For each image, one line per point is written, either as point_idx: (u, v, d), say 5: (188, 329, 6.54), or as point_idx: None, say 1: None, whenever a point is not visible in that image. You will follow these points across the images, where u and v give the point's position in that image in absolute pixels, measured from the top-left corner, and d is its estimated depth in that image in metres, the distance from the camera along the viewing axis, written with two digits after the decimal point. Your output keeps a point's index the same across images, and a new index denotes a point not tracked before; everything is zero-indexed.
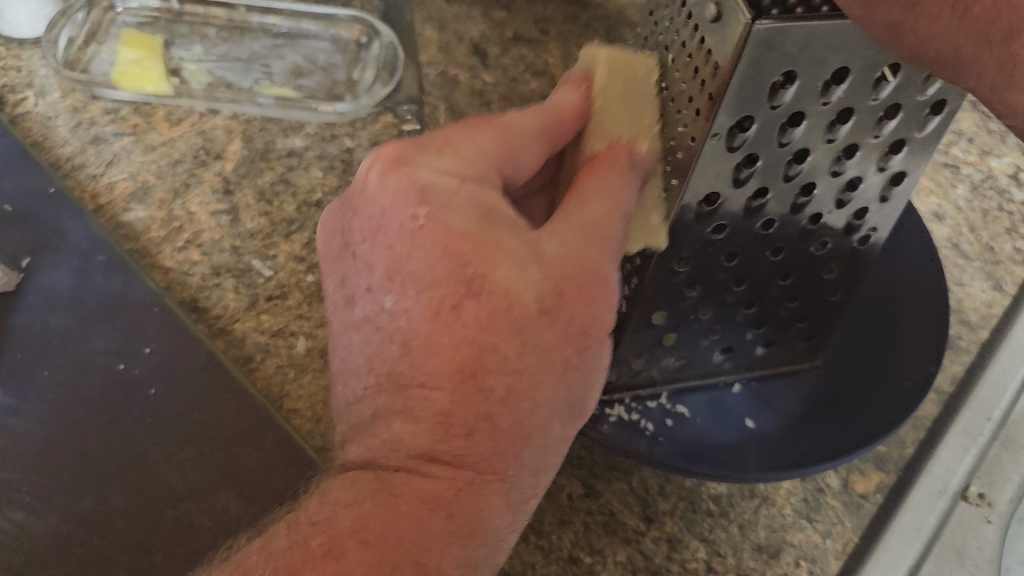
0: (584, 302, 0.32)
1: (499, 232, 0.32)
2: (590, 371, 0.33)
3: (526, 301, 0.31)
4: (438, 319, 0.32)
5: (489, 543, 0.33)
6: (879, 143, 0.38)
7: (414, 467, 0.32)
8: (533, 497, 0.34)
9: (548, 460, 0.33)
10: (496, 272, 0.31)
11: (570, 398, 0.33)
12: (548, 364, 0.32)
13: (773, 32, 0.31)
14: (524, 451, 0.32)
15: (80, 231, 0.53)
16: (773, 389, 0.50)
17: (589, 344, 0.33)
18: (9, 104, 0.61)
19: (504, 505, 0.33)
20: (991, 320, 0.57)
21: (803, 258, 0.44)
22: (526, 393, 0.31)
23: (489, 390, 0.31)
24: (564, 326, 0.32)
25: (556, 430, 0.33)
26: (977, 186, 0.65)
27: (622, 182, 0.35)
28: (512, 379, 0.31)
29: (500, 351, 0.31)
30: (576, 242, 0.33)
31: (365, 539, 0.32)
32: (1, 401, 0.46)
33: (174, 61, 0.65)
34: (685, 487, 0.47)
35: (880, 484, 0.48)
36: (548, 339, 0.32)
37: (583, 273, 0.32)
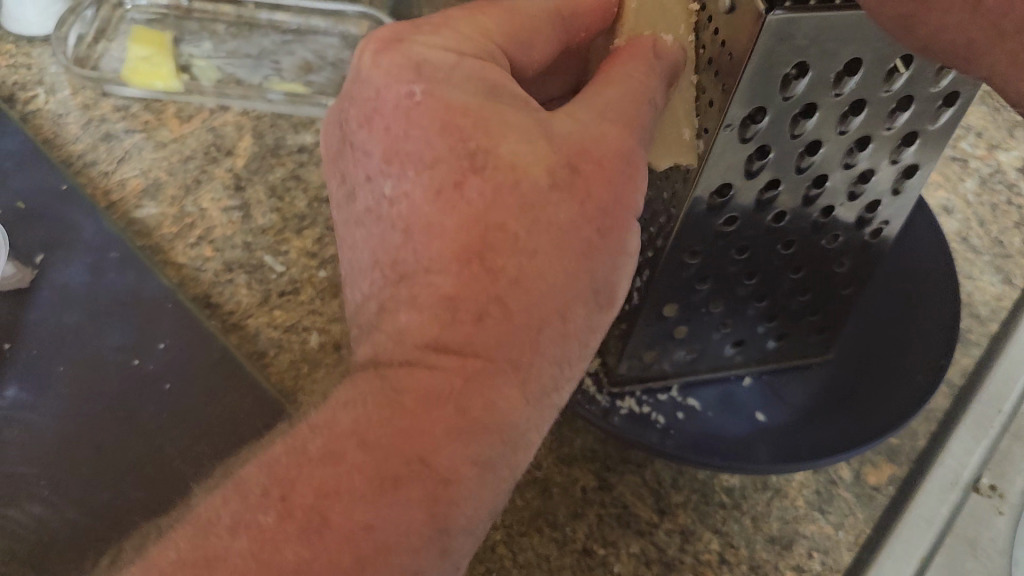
0: (597, 179, 0.32)
1: (501, 109, 0.32)
2: (614, 254, 0.32)
3: (537, 175, 0.31)
4: (444, 200, 0.31)
5: (506, 447, 0.31)
6: (892, 135, 0.38)
7: (421, 359, 0.30)
8: (562, 390, 0.32)
9: (570, 350, 0.32)
10: (499, 151, 0.31)
11: (589, 283, 0.32)
12: (563, 245, 0.31)
13: (786, 23, 0.31)
14: (544, 339, 0.31)
15: (93, 228, 0.53)
16: (784, 383, 0.50)
17: (609, 223, 0.32)
18: (19, 102, 0.61)
19: (520, 389, 0.31)
20: (1001, 312, 0.57)
21: (814, 252, 0.44)
22: (537, 273, 0.30)
23: (497, 268, 0.30)
24: (574, 199, 0.31)
25: (576, 319, 0.31)
26: (986, 180, 0.65)
27: (647, 74, 0.35)
28: (522, 258, 0.30)
29: (509, 230, 0.30)
30: (583, 130, 0.32)
31: (369, 441, 0.30)
32: (17, 396, 0.47)
33: (184, 58, 0.65)
34: (697, 480, 0.47)
35: (891, 476, 0.49)
36: (564, 216, 0.31)
37: (599, 156, 0.32)
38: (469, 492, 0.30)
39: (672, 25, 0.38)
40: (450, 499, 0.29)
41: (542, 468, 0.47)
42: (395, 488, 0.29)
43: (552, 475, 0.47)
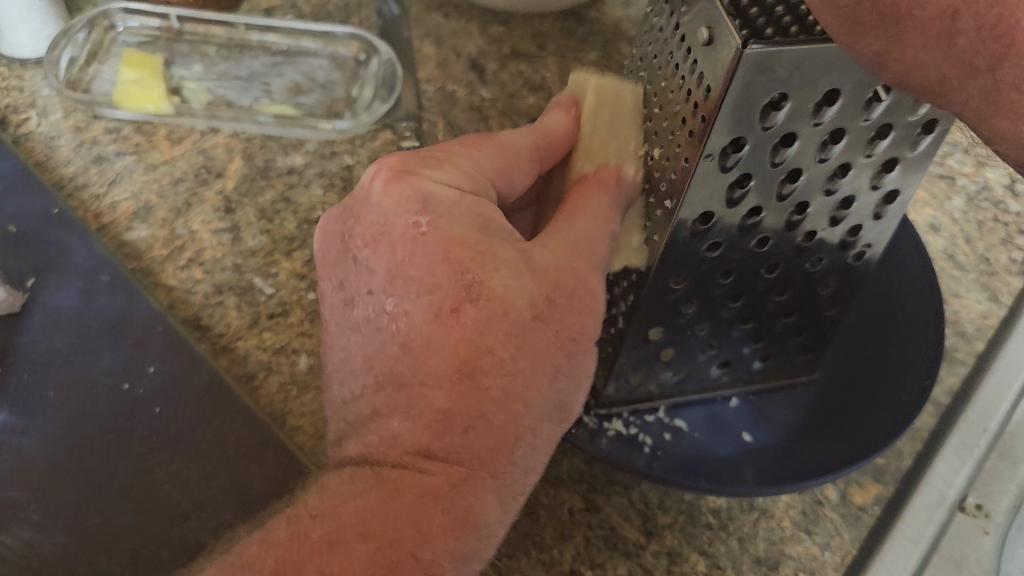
0: (570, 310, 0.37)
1: (494, 242, 0.37)
2: (571, 375, 0.37)
3: (522, 308, 0.36)
4: (444, 321, 0.35)
5: (483, 537, 0.35)
6: (872, 161, 0.39)
7: (410, 463, 0.35)
8: (522, 496, 0.37)
9: (536, 459, 0.37)
10: (491, 281, 0.36)
11: (558, 400, 0.37)
12: (543, 367, 0.36)
13: (764, 56, 0.32)
14: (512, 453, 0.36)
15: (83, 251, 0.53)
16: (771, 402, 0.50)
17: (577, 351, 0.38)
18: (12, 125, 0.62)
19: (496, 494, 0.36)
20: (987, 330, 0.57)
21: (798, 275, 0.45)
22: (516, 391, 0.35)
23: (485, 387, 0.35)
24: (552, 330, 0.37)
25: (545, 431, 0.37)
26: (973, 197, 0.66)
27: (609, 212, 0.40)
28: (505, 381, 0.35)
29: (496, 354, 0.35)
30: (561, 259, 0.38)
31: (367, 531, 0.34)
32: (8, 420, 0.47)
33: (175, 80, 0.65)
34: (685, 501, 0.47)
35: (877, 496, 0.49)
36: (539, 344, 0.36)
37: (577, 291, 0.38)
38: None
39: (625, 143, 0.43)
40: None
41: (530, 489, 0.47)
42: (398, 571, 0.33)
43: (540, 497, 0.47)
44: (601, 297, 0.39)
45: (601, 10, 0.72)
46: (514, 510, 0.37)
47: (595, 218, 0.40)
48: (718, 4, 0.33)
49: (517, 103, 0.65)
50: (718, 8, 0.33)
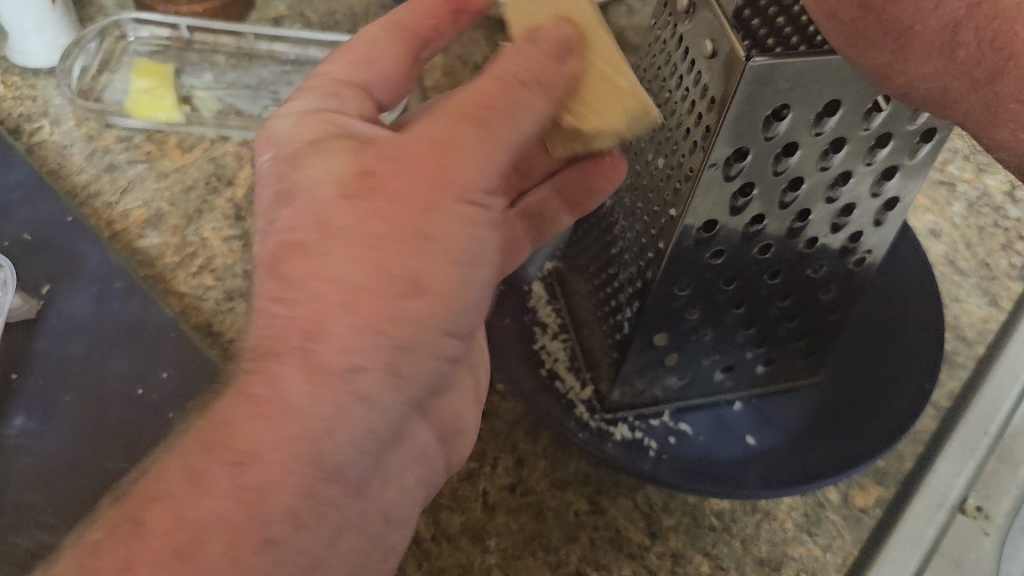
0: (395, 175, 0.32)
1: (329, 137, 0.34)
2: (413, 235, 0.31)
3: (330, 189, 0.31)
4: (274, 234, 0.32)
5: (309, 426, 0.31)
6: (872, 170, 0.40)
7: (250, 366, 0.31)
8: (357, 378, 0.31)
9: (389, 326, 0.31)
10: (306, 169, 0.33)
11: (387, 271, 0.31)
12: (354, 246, 0.31)
13: (767, 68, 0.32)
14: (347, 318, 0.30)
15: (97, 258, 0.54)
16: (774, 406, 0.51)
17: (414, 216, 0.31)
18: (25, 133, 0.62)
19: (303, 372, 0.30)
20: (987, 334, 0.58)
21: (800, 281, 0.45)
22: (331, 271, 0.31)
23: (290, 280, 0.31)
24: (365, 202, 0.31)
25: (389, 304, 0.31)
26: (973, 203, 0.66)
27: (518, 63, 0.34)
28: (319, 262, 0.31)
29: (302, 244, 0.31)
30: (408, 136, 0.33)
31: (184, 452, 0.31)
32: (25, 424, 0.48)
33: (185, 89, 0.66)
34: (688, 504, 0.48)
35: (879, 498, 0.50)
36: (350, 221, 0.31)
37: (414, 159, 0.32)
38: (280, 481, 0.30)
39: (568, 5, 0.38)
40: (273, 480, 0.30)
41: (537, 492, 0.48)
42: (207, 476, 0.30)
43: (546, 499, 0.48)
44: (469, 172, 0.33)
45: None
46: (355, 397, 0.31)
47: (478, 84, 0.34)
48: (723, 17, 0.34)
49: None
50: (720, 21, 0.34)
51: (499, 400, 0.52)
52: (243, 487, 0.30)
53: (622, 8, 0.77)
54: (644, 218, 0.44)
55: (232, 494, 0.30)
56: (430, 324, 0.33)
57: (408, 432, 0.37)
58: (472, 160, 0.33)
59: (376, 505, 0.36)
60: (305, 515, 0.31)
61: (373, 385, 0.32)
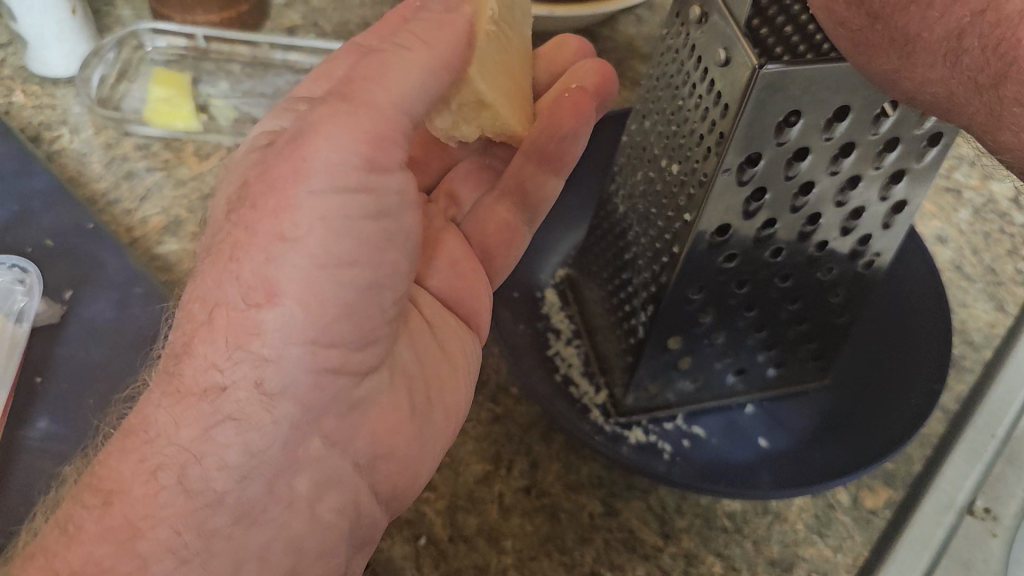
0: (254, 185, 0.37)
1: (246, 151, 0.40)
2: (268, 239, 0.36)
3: (219, 211, 0.39)
4: (201, 247, 0.40)
5: (178, 453, 0.36)
6: (881, 174, 0.40)
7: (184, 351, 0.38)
8: (220, 395, 0.36)
9: (245, 331, 0.36)
10: (224, 181, 0.41)
11: (238, 280, 0.36)
12: (217, 259, 0.37)
13: (780, 75, 0.33)
14: (209, 338, 0.37)
15: (117, 264, 0.55)
16: (784, 409, 0.52)
17: (258, 224, 0.36)
18: (45, 141, 0.64)
19: (164, 398, 0.37)
20: (994, 339, 0.58)
21: (810, 284, 0.46)
22: (211, 282, 0.37)
23: (191, 289, 0.39)
24: (234, 218, 0.37)
25: (241, 312, 0.36)
26: (979, 210, 0.67)
27: (389, 55, 0.37)
28: (207, 275, 0.38)
29: (198, 262, 0.39)
30: (279, 138, 0.37)
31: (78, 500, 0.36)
32: (48, 427, 0.48)
33: (202, 98, 0.68)
34: (700, 505, 0.49)
35: (888, 500, 0.51)
36: (222, 232, 0.38)
37: (271, 160, 0.37)
38: (150, 516, 0.35)
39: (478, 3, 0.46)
40: (144, 516, 0.35)
41: (551, 494, 0.49)
42: (82, 524, 0.35)
43: (560, 501, 0.48)
44: (323, 165, 0.35)
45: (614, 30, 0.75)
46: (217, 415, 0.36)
47: (362, 69, 0.37)
48: (735, 26, 0.35)
49: None
50: (732, 30, 0.35)
51: (513, 403, 0.53)
52: (114, 528, 0.34)
53: (631, 18, 0.78)
54: (657, 223, 0.45)
55: (105, 536, 0.34)
56: (294, 328, 0.36)
57: (312, 452, 0.38)
58: (322, 134, 0.35)
59: (286, 536, 0.37)
60: (188, 553, 0.35)
61: (243, 400, 0.36)
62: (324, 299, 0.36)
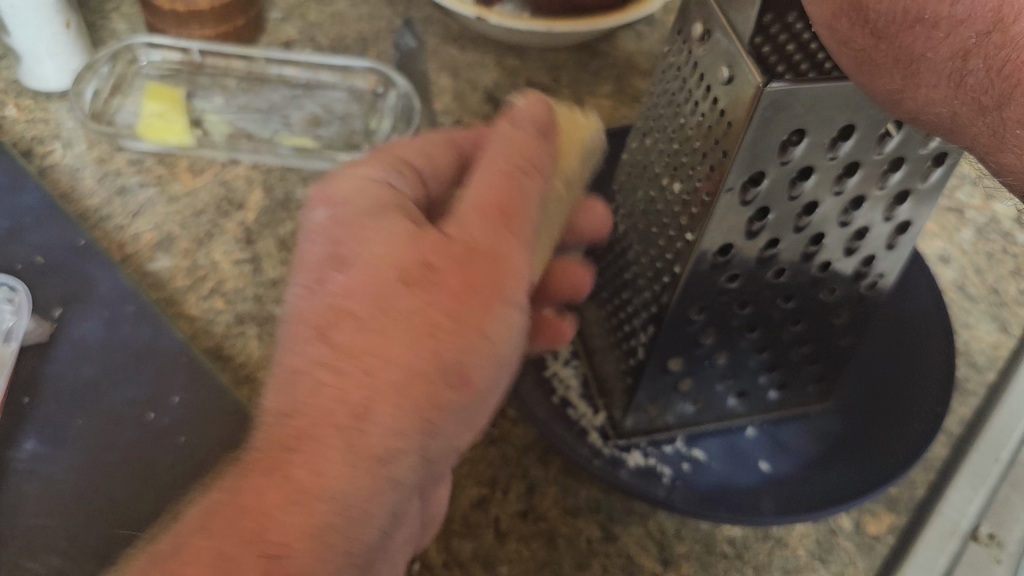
0: (457, 269, 0.32)
1: (390, 218, 0.33)
2: (474, 333, 0.32)
3: (387, 270, 0.32)
4: (322, 308, 0.32)
5: (346, 507, 0.31)
6: (885, 194, 0.40)
7: (341, 426, 0.31)
8: (395, 462, 0.32)
9: (428, 418, 0.32)
10: (366, 246, 0.32)
11: (437, 364, 0.31)
12: (404, 327, 0.31)
13: (784, 93, 0.33)
14: (403, 414, 0.31)
15: (109, 282, 0.54)
16: (786, 431, 0.51)
17: (469, 312, 0.32)
18: (37, 156, 0.63)
19: (348, 451, 0.31)
20: (998, 361, 0.57)
21: (813, 305, 0.45)
22: (387, 362, 0.31)
23: (337, 345, 0.31)
24: (428, 296, 0.32)
25: (431, 396, 0.32)
26: (981, 229, 0.67)
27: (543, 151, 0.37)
28: (364, 345, 0.31)
29: (354, 314, 0.31)
30: (483, 218, 0.34)
31: (219, 523, 0.31)
32: (35, 449, 0.47)
33: (197, 113, 0.67)
34: (700, 530, 0.48)
35: (891, 525, 0.49)
36: (403, 305, 0.31)
37: (480, 243, 0.33)
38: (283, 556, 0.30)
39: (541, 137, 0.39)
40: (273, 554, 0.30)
41: (549, 518, 0.48)
42: (215, 554, 0.30)
43: (558, 526, 0.47)
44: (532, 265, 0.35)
45: (614, 45, 0.77)
46: (393, 482, 0.32)
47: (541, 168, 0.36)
48: (739, 43, 0.34)
49: None
50: (735, 47, 0.34)
51: (511, 426, 0.52)
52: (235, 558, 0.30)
53: (631, 34, 0.78)
54: (659, 242, 0.44)
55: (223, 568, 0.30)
56: (465, 414, 0.34)
57: (403, 515, 0.36)
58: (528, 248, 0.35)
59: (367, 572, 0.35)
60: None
61: (410, 471, 0.32)
62: (486, 394, 0.34)
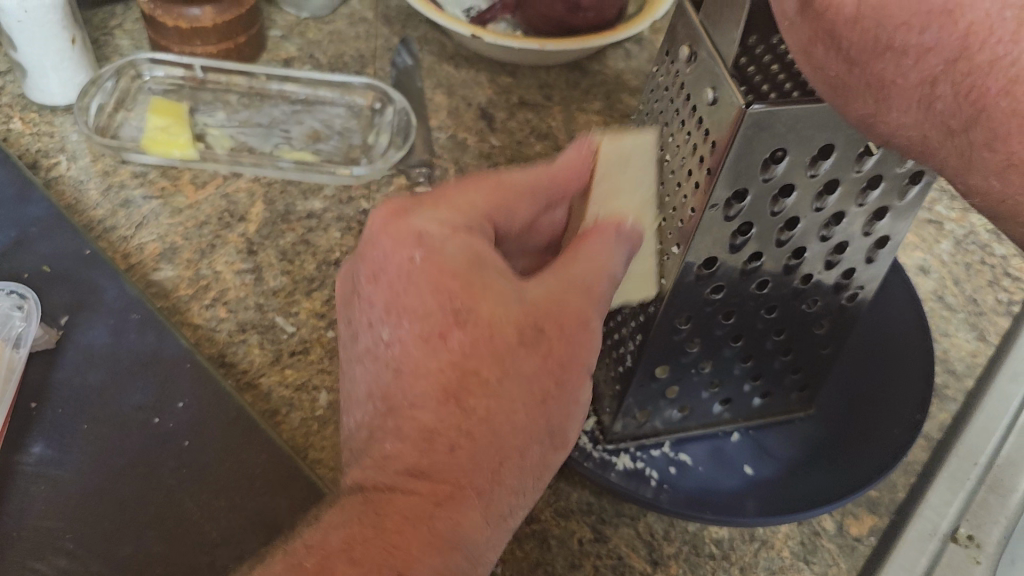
0: (564, 340, 0.36)
1: (488, 276, 0.36)
2: (571, 399, 0.37)
3: (509, 334, 0.35)
4: (434, 360, 0.35)
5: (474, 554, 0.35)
6: (864, 210, 0.42)
7: (477, 486, 0.34)
8: (513, 515, 0.36)
9: (533, 477, 0.36)
10: (482, 307, 0.35)
11: (547, 425, 0.36)
12: (529, 395, 0.35)
13: (765, 114, 0.34)
14: (519, 472, 0.36)
15: (114, 291, 0.56)
16: (770, 436, 0.53)
17: (568, 376, 0.37)
18: (42, 168, 0.64)
19: (482, 512, 0.35)
20: (976, 368, 0.59)
21: (796, 315, 0.47)
22: (513, 425, 0.35)
23: (470, 410, 0.34)
24: (540, 356, 0.36)
25: (534, 454, 0.36)
26: (960, 241, 0.69)
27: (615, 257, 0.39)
28: (491, 403, 0.35)
29: (483, 377, 0.35)
30: (555, 291, 0.37)
31: (354, 556, 0.33)
32: (43, 452, 0.48)
33: (199, 127, 0.69)
34: (688, 532, 0.50)
35: (872, 527, 0.51)
36: (524, 369, 0.35)
37: (571, 311, 0.37)
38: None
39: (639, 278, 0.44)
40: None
41: (542, 520, 0.49)
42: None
43: (551, 527, 0.49)
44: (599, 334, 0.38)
45: (605, 63, 0.79)
46: (507, 530, 0.36)
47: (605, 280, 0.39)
48: (723, 65, 0.36)
49: (525, 149, 0.70)
50: (720, 69, 0.36)
51: None
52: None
53: (620, 52, 0.80)
54: None
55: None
56: None
57: None
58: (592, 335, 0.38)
59: None
60: None
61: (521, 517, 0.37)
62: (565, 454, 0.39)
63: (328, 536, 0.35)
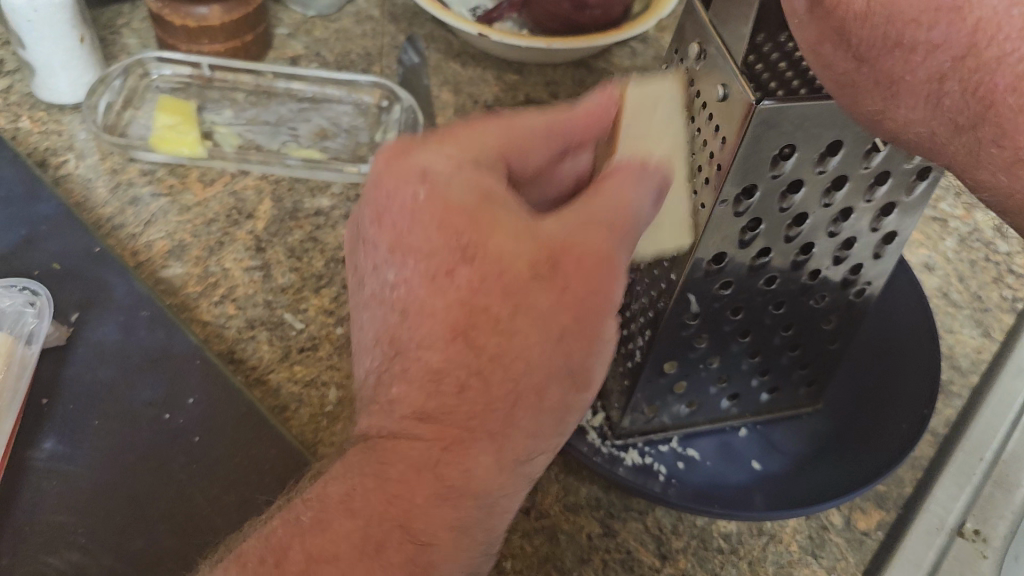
0: (582, 274, 0.33)
1: (497, 211, 0.35)
2: (593, 336, 0.34)
3: (519, 268, 0.34)
4: (444, 296, 0.35)
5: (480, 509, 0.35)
6: (872, 206, 0.42)
7: (486, 429, 0.34)
8: (533, 461, 0.35)
9: (552, 421, 0.35)
10: (488, 242, 0.34)
11: (565, 363, 0.34)
12: (542, 327, 0.33)
13: (774, 111, 0.34)
14: (535, 412, 0.34)
15: (124, 288, 0.56)
16: (777, 432, 0.53)
17: (587, 309, 0.34)
18: (51, 166, 0.65)
19: (495, 458, 0.34)
20: (981, 364, 0.60)
21: (803, 311, 0.47)
22: (525, 362, 0.33)
23: (479, 348, 0.34)
24: (555, 290, 0.33)
25: (553, 395, 0.34)
26: (965, 238, 0.69)
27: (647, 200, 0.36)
28: (501, 339, 0.33)
29: (493, 314, 0.33)
30: (574, 226, 0.35)
31: (353, 506, 0.36)
32: (54, 448, 0.48)
33: (207, 125, 0.69)
34: (696, 526, 0.50)
35: (880, 521, 0.51)
36: (535, 305, 0.33)
37: (590, 246, 0.34)
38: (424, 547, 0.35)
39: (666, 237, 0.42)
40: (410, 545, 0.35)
41: (550, 516, 0.49)
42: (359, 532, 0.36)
43: (560, 522, 0.49)
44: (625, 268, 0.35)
45: (610, 61, 0.79)
46: (527, 478, 0.36)
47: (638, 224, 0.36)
48: (732, 62, 0.36)
49: None
50: (730, 66, 0.36)
51: None
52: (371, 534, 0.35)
53: (625, 50, 0.81)
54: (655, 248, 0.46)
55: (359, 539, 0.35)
56: None
57: None
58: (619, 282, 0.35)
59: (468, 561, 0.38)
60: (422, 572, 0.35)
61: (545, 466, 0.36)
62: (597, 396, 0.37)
63: (331, 484, 0.37)
